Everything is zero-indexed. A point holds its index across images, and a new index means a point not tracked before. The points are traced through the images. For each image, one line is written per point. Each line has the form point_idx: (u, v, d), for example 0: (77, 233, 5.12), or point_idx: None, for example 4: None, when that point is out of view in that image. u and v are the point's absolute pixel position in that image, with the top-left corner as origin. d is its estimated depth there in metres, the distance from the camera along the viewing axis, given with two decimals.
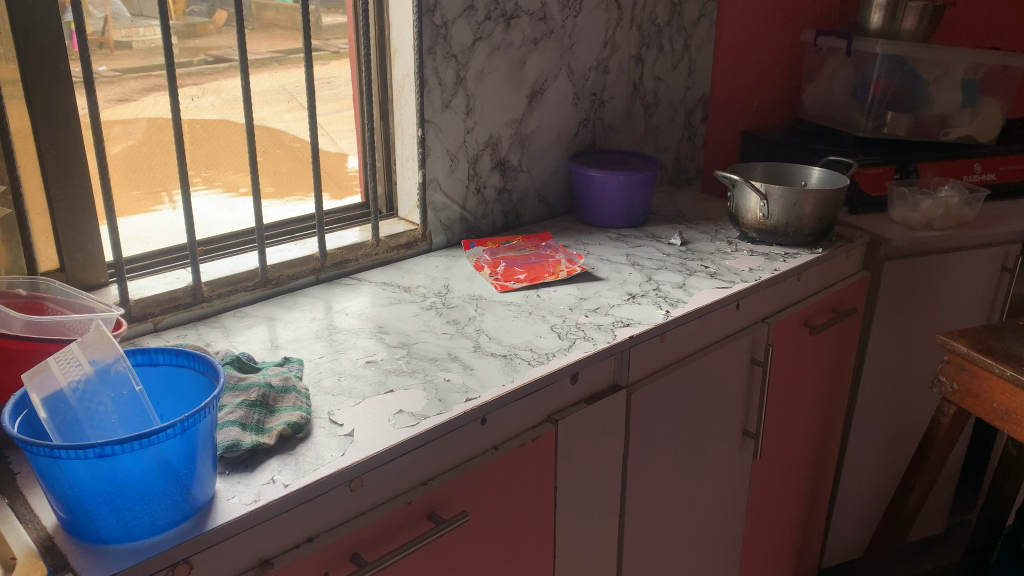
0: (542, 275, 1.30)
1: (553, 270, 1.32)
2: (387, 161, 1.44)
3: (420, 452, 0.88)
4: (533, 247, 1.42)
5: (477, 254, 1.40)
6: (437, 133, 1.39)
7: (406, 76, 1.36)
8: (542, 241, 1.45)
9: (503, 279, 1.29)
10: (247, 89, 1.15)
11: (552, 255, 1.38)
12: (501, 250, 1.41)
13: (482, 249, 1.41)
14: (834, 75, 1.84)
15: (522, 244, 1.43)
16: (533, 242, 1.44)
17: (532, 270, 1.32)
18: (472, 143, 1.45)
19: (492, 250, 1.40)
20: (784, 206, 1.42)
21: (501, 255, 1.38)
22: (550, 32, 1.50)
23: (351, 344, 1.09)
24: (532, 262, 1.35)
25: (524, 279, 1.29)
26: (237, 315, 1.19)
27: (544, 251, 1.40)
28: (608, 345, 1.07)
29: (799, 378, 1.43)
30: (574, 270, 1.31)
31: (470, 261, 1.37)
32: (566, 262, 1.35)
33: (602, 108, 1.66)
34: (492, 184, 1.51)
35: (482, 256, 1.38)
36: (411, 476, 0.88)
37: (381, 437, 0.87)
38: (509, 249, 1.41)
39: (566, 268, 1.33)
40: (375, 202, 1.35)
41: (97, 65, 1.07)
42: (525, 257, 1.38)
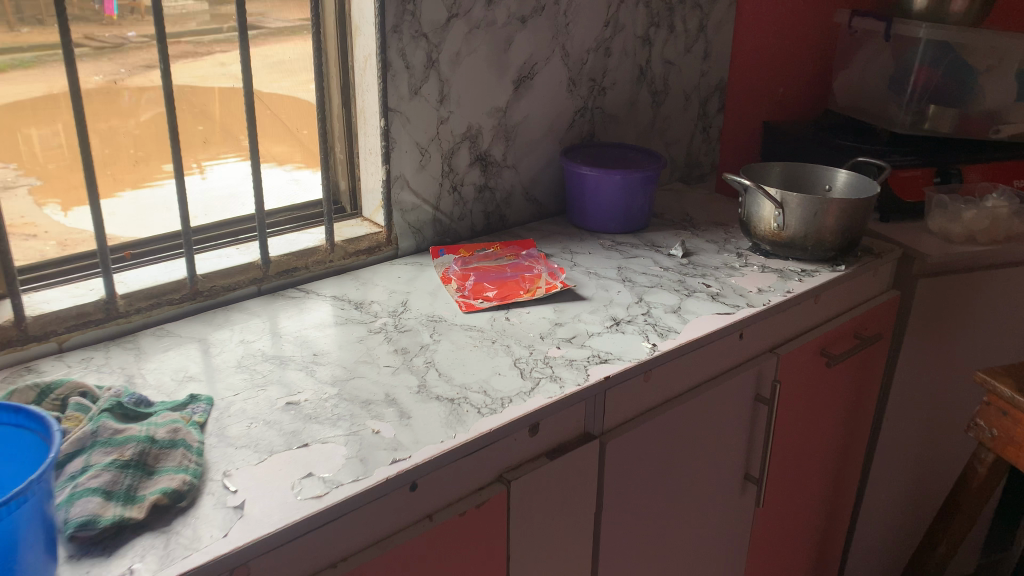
0: (515, 293, 1.13)
1: (528, 286, 1.15)
2: (350, 153, 1.28)
3: (330, 527, 0.73)
4: (511, 258, 1.25)
5: (446, 263, 1.23)
6: (404, 124, 1.22)
7: (367, 58, 1.18)
8: (524, 249, 1.27)
9: (469, 296, 1.12)
10: (167, 68, 0.99)
11: (531, 268, 1.21)
12: (475, 259, 1.24)
13: (453, 257, 1.24)
14: (868, 62, 1.63)
15: (500, 253, 1.26)
16: (513, 251, 1.26)
17: (505, 286, 1.15)
18: (446, 136, 1.27)
19: (464, 259, 1.23)
20: (802, 217, 1.23)
21: (473, 266, 1.22)
22: (541, 9, 1.31)
23: (276, 379, 0.93)
24: (507, 275, 1.18)
25: (493, 298, 1.12)
26: (158, 333, 1.04)
27: (522, 263, 1.23)
28: (577, 388, 0.90)
29: (811, 413, 1.25)
30: (553, 287, 1.14)
31: (437, 271, 1.21)
32: (546, 277, 1.18)
33: (602, 96, 1.47)
34: (471, 181, 1.34)
35: (451, 266, 1.22)
36: (316, 555, 0.73)
37: (280, 507, 0.71)
38: (483, 259, 1.24)
39: (545, 284, 1.15)
40: (328, 202, 1.18)
41: (127, 30, 1.00)
42: (500, 269, 1.20)
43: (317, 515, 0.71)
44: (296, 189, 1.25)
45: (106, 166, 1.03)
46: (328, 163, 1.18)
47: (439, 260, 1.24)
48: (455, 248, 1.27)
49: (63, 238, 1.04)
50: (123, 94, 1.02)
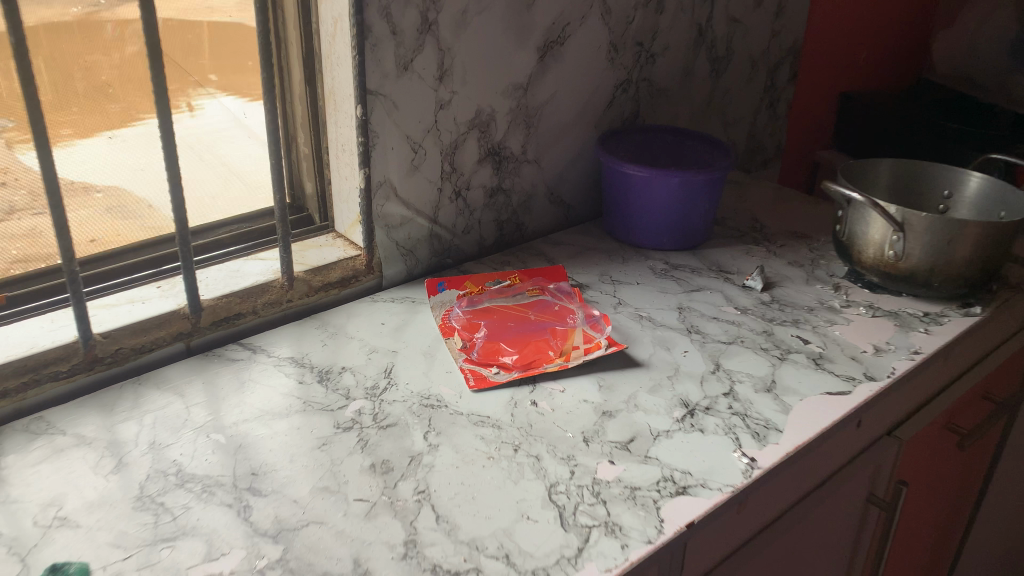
0: (541, 359, 0.81)
1: (558, 347, 0.83)
2: (318, 147, 0.94)
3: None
4: (534, 296, 0.93)
5: (447, 303, 0.91)
6: (390, 112, 0.88)
7: (337, 20, 0.83)
8: (551, 283, 0.95)
9: (477, 363, 0.81)
10: (20, 41, 0.65)
11: (563, 315, 0.89)
12: (485, 299, 0.92)
13: (456, 294, 0.92)
14: (984, 17, 1.30)
15: (519, 288, 0.94)
16: (536, 285, 0.94)
17: (526, 346, 0.83)
18: (446, 125, 0.94)
19: (471, 298, 0.91)
20: (930, 244, 0.90)
21: (482, 311, 0.90)
22: None
23: (191, 529, 0.61)
24: (529, 327, 0.86)
25: (511, 367, 0.80)
26: (34, 425, 0.72)
27: (549, 307, 0.91)
28: (649, 551, 0.59)
29: (925, 500, 0.96)
30: (594, 350, 0.82)
31: (434, 317, 0.89)
32: (582, 331, 0.85)
33: (650, 65, 1.13)
34: (480, 183, 1.00)
35: (454, 309, 0.90)
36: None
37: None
38: (497, 299, 0.92)
39: (582, 343, 0.83)
40: (282, 223, 0.85)
41: None
42: (520, 318, 0.89)
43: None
44: (240, 192, 0.93)
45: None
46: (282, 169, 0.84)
47: (438, 297, 0.92)
48: (460, 279, 0.94)
49: (34, 186, 0.77)
50: (63, 28, 0.73)
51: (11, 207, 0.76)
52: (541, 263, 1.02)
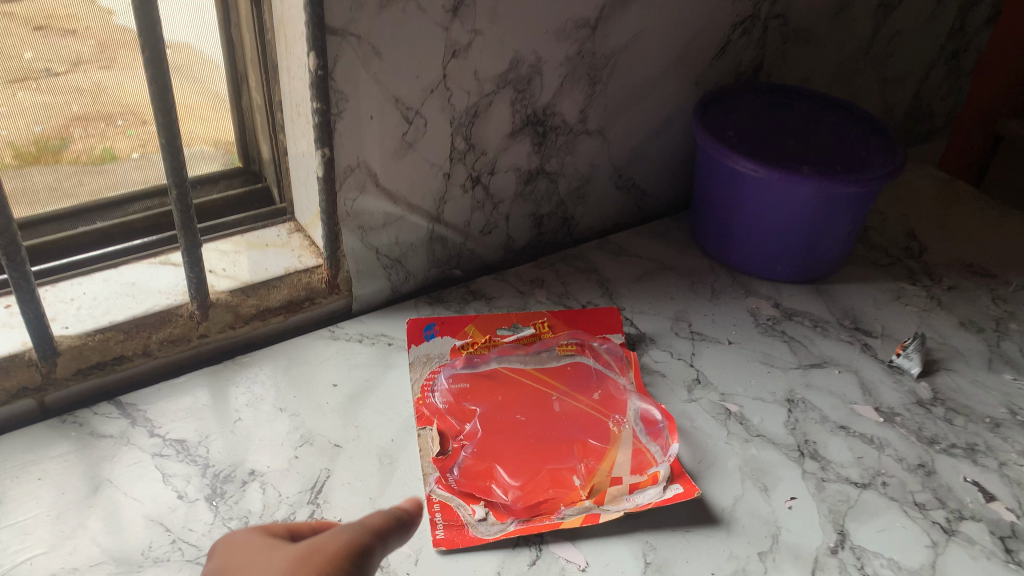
0: (556, 499, 0.51)
1: (588, 478, 0.52)
2: (270, 98, 0.63)
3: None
4: (566, 361, 0.62)
5: (434, 359, 0.61)
6: (367, 62, 0.56)
7: None
8: (596, 337, 0.64)
9: (456, 491, 0.51)
10: None
11: (605, 409, 0.58)
12: (493, 359, 0.61)
13: (452, 345, 0.62)
14: None
15: (546, 343, 0.63)
16: (573, 339, 0.63)
17: (537, 468, 0.53)
18: (461, 82, 0.61)
19: (472, 357, 0.61)
20: None
21: (485, 383, 0.60)
22: None
23: None
24: (548, 426, 0.56)
25: (506, 511, 0.50)
26: None
27: (586, 387, 0.60)
28: None
29: None
30: (641, 492, 0.52)
31: (411, 384, 0.59)
32: (628, 449, 0.55)
33: None
34: (511, 164, 0.68)
35: (442, 373, 0.60)
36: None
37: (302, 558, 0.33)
38: (510, 359, 0.62)
39: (625, 475, 0.53)
40: (185, 231, 0.55)
41: None
42: (538, 403, 0.58)
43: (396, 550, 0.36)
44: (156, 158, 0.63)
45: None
46: (179, 150, 0.52)
47: (423, 348, 0.62)
48: (460, 320, 0.64)
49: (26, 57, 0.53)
50: None
51: (77, 57, 0.55)
52: (590, 288, 0.71)
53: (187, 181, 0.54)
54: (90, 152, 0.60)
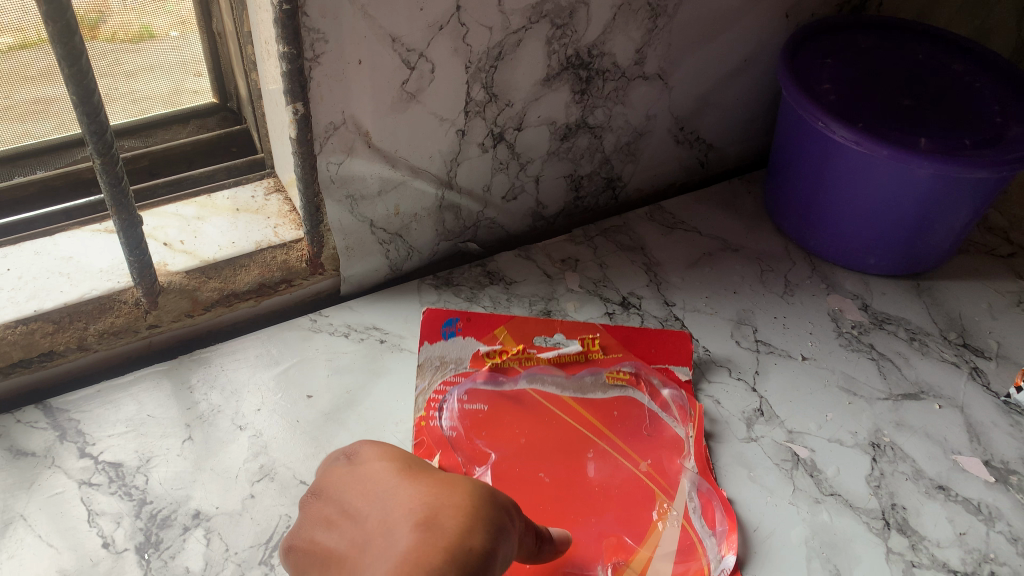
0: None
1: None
2: (237, 26, 0.49)
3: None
4: (613, 399, 0.50)
5: (450, 364, 0.51)
6: None
7: None
8: (656, 372, 0.51)
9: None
10: None
11: (652, 483, 0.46)
12: (524, 378, 0.50)
13: (474, 350, 0.52)
14: None
15: (593, 370, 0.51)
16: (625, 372, 0.51)
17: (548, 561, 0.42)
18: (480, 15, 0.46)
19: (499, 373, 0.50)
20: None
21: (510, 409, 0.49)
22: None
23: None
24: (574, 498, 0.45)
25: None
26: None
27: (638, 445, 0.48)
28: None
29: None
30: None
31: (416, 393, 0.49)
32: (669, 549, 0.43)
33: None
34: (544, 117, 0.54)
35: (458, 386, 0.50)
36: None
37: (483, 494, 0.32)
38: (544, 380, 0.50)
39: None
40: (119, 208, 0.43)
41: None
42: (571, 457, 0.47)
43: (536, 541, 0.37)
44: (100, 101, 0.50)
45: None
46: (99, 111, 0.39)
47: (437, 347, 0.52)
48: (490, 320, 0.53)
49: None
50: None
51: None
52: (634, 273, 0.58)
53: (115, 147, 0.41)
54: (128, 28, 0.48)
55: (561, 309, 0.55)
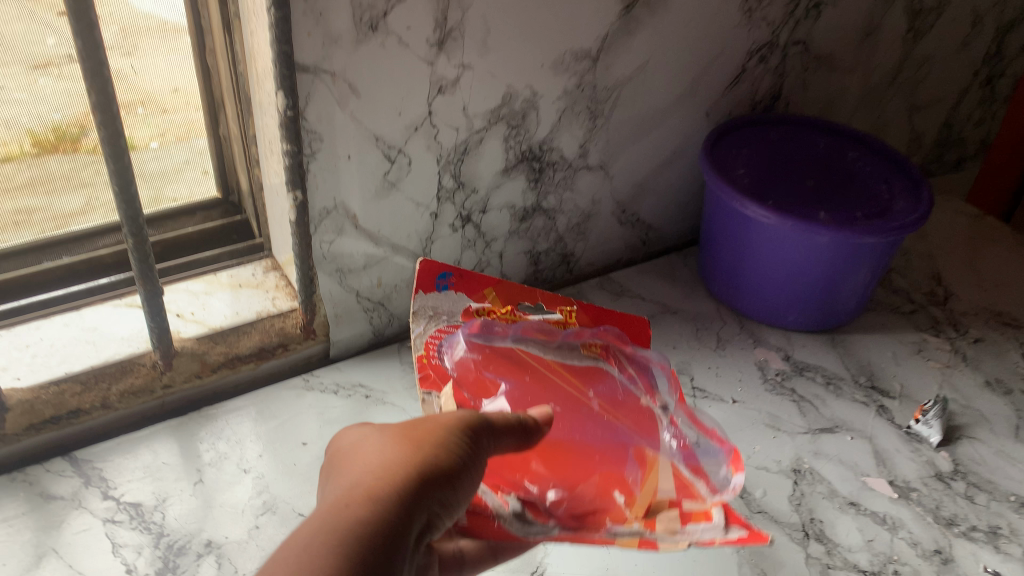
0: (603, 525, 0.47)
1: (636, 502, 0.49)
2: (244, 130, 0.58)
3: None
4: (586, 369, 0.58)
5: (441, 315, 0.55)
6: (343, 101, 0.51)
7: None
8: (620, 347, 0.59)
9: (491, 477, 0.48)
10: None
11: (639, 427, 0.55)
12: (512, 337, 0.57)
13: (464, 305, 0.56)
14: None
15: (569, 336, 0.59)
16: (598, 342, 0.59)
17: (578, 491, 0.49)
18: (448, 118, 0.56)
19: (492, 325, 0.56)
20: None
21: (503, 364, 0.56)
22: None
23: None
24: (588, 444, 0.53)
25: (547, 513, 0.47)
26: None
27: (617, 400, 0.56)
28: None
29: None
30: (704, 526, 0.47)
31: (414, 338, 0.53)
32: (671, 482, 0.50)
33: (812, 20, 0.70)
34: (504, 201, 0.64)
35: (451, 335, 0.54)
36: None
37: (412, 443, 0.38)
38: (528, 343, 0.58)
39: (682, 497, 0.49)
40: (144, 278, 0.51)
41: None
42: (569, 413, 0.55)
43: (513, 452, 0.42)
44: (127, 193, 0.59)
45: None
46: (134, 197, 0.48)
47: (430, 298, 0.55)
48: (480, 279, 0.57)
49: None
50: None
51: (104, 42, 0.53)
52: None
53: (144, 228, 0.50)
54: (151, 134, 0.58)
55: None
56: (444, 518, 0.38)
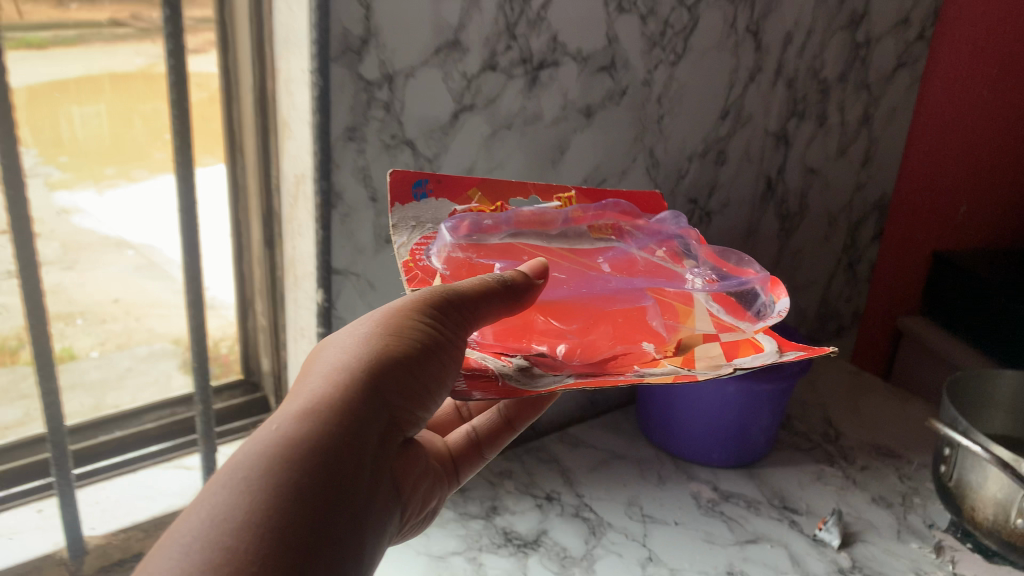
0: (633, 367, 0.53)
1: (667, 346, 0.56)
2: (277, 321, 0.75)
3: (378, 455, 0.46)
4: (594, 246, 0.63)
5: (424, 224, 0.58)
6: (363, 293, 0.69)
7: (300, 179, 0.64)
8: (630, 223, 0.66)
9: (493, 351, 0.54)
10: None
11: (658, 280, 0.61)
12: (506, 230, 0.60)
13: (449, 211, 0.60)
14: None
15: (571, 221, 0.63)
16: (606, 223, 0.65)
17: (599, 342, 0.56)
18: None
19: (483, 219, 0.59)
20: None
21: (497, 252, 0.58)
22: (621, 92, 0.77)
23: None
24: (604, 295, 0.57)
25: (568, 365, 0.53)
26: None
27: (628, 264, 0.62)
28: None
29: None
30: (754, 355, 0.54)
31: (399, 246, 0.56)
32: (704, 329, 0.57)
33: (705, 225, 0.91)
34: None
35: (435, 238, 0.58)
36: (253, 561, 0.36)
37: (363, 357, 0.46)
38: (524, 235, 0.61)
39: (720, 333, 0.57)
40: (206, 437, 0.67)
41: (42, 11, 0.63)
42: (582, 278, 0.58)
43: (481, 319, 0.51)
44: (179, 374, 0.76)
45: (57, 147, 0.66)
46: (206, 370, 0.65)
47: (410, 210, 0.59)
48: (460, 185, 0.62)
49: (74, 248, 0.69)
50: None
51: None
52: (553, 477, 0.80)
53: (210, 396, 0.66)
54: None
55: (504, 504, 0.76)
56: (411, 403, 0.47)
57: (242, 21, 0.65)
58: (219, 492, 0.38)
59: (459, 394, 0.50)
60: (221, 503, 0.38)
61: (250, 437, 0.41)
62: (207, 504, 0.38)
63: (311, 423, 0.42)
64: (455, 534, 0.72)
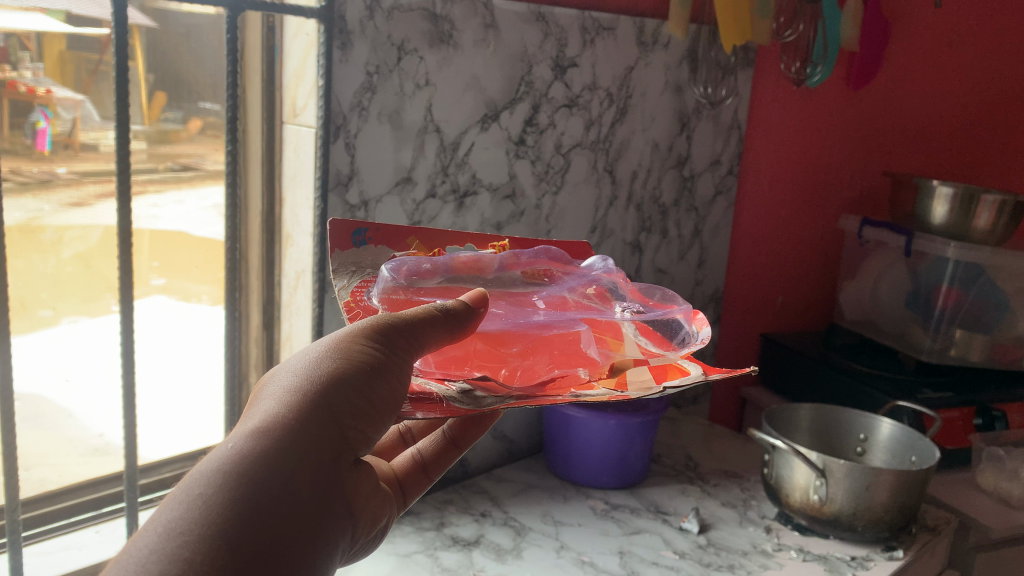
0: (568, 390, 0.59)
1: (600, 369, 0.62)
2: None
3: (335, 465, 0.53)
4: (527, 287, 0.70)
5: (363, 271, 0.68)
6: None
7: (301, 273, 0.92)
8: (560, 267, 0.74)
9: (436, 377, 0.60)
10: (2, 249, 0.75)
11: (593, 321, 0.66)
12: (441, 274, 0.68)
13: (387, 255, 0.69)
14: (878, 277, 1.40)
15: (505, 267, 0.71)
16: (539, 268, 0.72)
17: (539, 369, 0.61)
18: None
19: (421, 263, 0.67)
20: (851, 490, 0.96)
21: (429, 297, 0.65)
22: (520, 213, 1.07)
23: None
24: (540, 325, 0.62)
25: (505, 390, 0.57)
26: None
27: (564, 304, 0.68)
28: None
29: None
30: (681, 378, 0.60)
31: (340, 289, 0.65)
32: (636, 355, 0.64)
33: None
34: None
35: (374, 281, 0.66)
36: (202, 566, 0.42)
37: (318, 381, 0.53)
38: (460, 278, 0.69)
39: (648, 358, 0.63)
40: None
41: (57, 166, 0.87)
42: (518, 315, 0.64)
43: (420, 347, 0.57)
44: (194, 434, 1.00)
45: (90, 277, 0.90)
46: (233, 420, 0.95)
47: (349, 255, 0.68)
48: (401, 233, 0.71)
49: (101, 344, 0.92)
50: (43, 231, 0.87)
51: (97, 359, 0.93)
52: (485, 501, 1.05)
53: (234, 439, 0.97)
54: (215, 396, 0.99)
55: (450, 520, 1.00)
56: (364, 420, 0.54)
57: (255, 166, 0.92)
58: (176, 506, 0.45)
59: (404, 415, 0.55)
60: (178, 517, 0.44)
61: (210, 457, 0.48)
62: (163, 519, 0.44)
63: (263, 439, 0.49)
64: (416, 540, 0.95)
